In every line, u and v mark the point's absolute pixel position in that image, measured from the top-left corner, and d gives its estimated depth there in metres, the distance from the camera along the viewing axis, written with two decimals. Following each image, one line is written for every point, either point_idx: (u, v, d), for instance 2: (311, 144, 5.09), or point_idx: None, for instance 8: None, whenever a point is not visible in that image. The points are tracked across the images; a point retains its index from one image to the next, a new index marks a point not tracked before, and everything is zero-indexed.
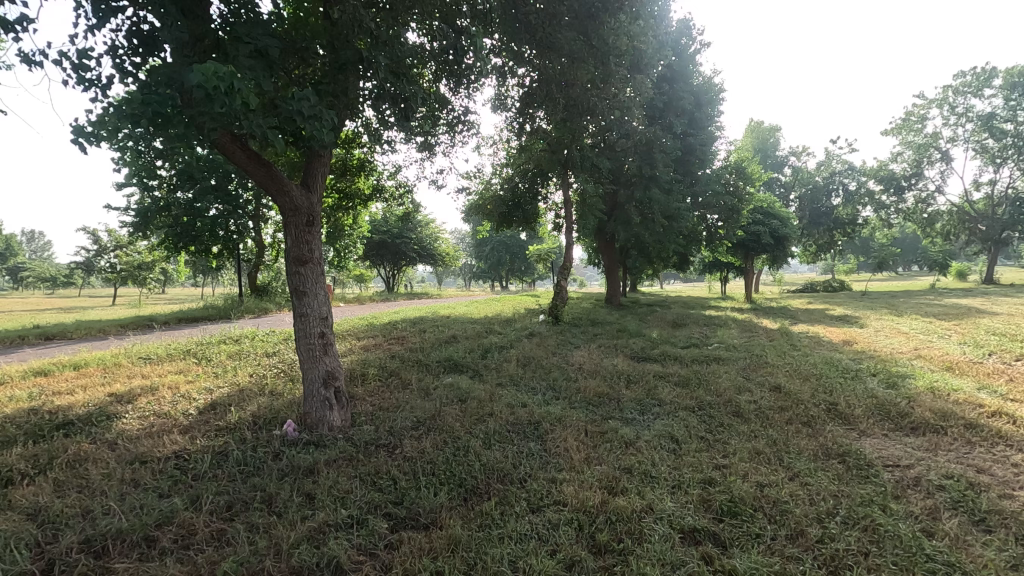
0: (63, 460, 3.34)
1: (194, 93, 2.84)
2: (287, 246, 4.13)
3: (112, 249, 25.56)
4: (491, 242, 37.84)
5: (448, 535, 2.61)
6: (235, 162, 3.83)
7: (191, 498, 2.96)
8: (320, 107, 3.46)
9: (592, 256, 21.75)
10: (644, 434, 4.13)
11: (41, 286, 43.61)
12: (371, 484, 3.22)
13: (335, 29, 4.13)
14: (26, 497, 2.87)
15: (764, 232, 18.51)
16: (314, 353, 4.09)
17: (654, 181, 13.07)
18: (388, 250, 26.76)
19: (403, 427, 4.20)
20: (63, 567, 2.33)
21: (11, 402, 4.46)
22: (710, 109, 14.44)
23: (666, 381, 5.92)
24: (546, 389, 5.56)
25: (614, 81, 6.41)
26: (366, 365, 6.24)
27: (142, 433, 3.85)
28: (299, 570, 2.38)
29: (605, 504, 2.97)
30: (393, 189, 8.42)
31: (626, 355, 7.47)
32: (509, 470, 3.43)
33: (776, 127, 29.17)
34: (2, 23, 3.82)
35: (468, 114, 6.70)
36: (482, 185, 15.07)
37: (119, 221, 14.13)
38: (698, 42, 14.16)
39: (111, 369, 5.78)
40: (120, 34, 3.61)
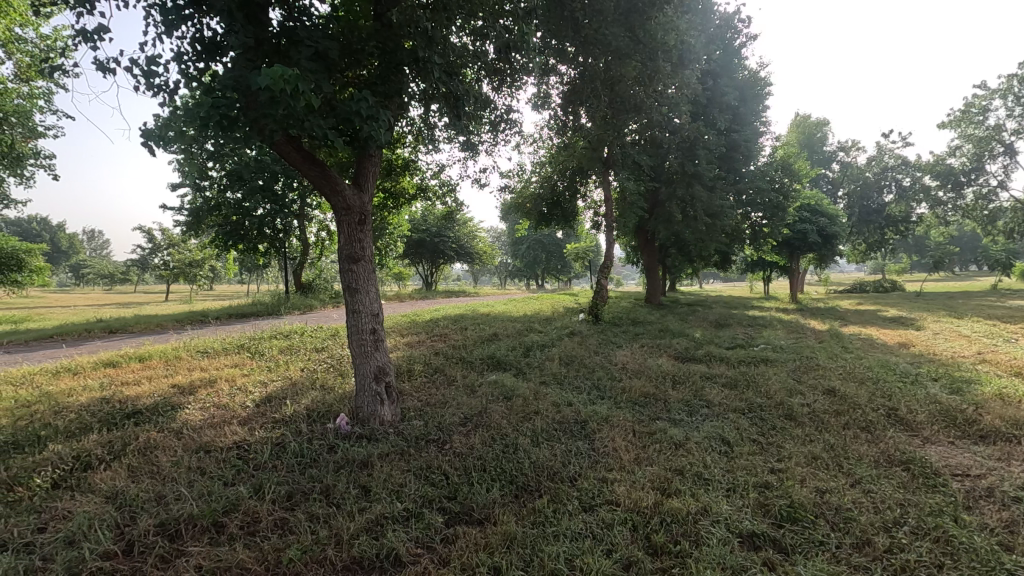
0: (135, 448, 3.52)
1: (262, 95, 2.94)
2: (340, 245, 4.24)
3: (165, 247, 26.95)
4: (527, 241, 37.92)
5: (503, 531, 2.64)
6: (290, 162, 3.96)
7: (255, 487, 3.08)
8: (377, 108, 3.55)
9: (631, 255, 21.50)
10: (694, 435, 4.06)
11: (100, 283, 46.28)
12: (424, 478, 3.27)
13: (387, 30, 4.18)
14: (105, 481, 3.04)
15: (811, 230, 17.92)
16: (366, 349, 4.18)
17: (697, 178, 12.84)
18: (427, 248, 27.12)
19: (452, 422, 4.25)
20: (142, 548, 2.45)
21: (83, 391, 4.74)
22: (755, 104, 14.09)
23: (714, 382, 5.82)
24: (592, 388, 5.52)
25: (661, 77, 6.32)
26: (411, 361, 6.35)
27: (205, 423, 4.03)
28: (360, 560, 2.44)
29: (659, 505, 2.93)
30: (436, 189, 8.52)
31: (670, 355, 7.36)
32: (559, 468, 3.43)
33: (823, 122, 28.20)
34: (80, 33, 4.04)
35: (511, 112, 6.71)
36: (522, 184, 15.10)
37: (174, 220, 14.84)
38: (744, 36, 13.86)
39: (173, 362, 6.06)
40: (183, 41, 3.75)
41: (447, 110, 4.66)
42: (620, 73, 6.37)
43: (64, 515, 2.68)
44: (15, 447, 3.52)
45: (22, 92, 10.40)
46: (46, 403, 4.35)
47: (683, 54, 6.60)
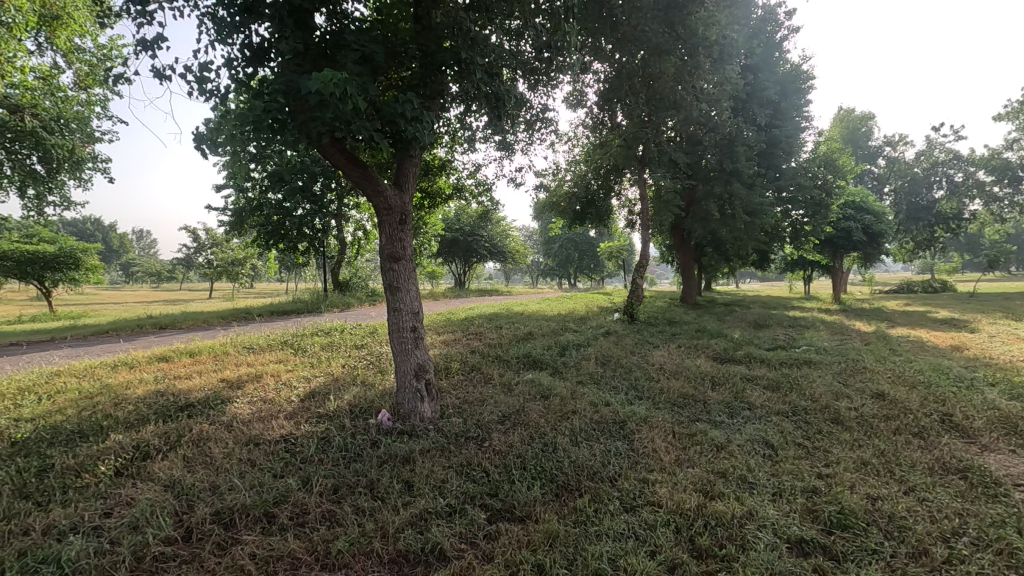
0: (189, 439, 3.67)
1: (312, 99, 3.02)
2: (381, 244, 4.32)
3: (210, 246, 27.92)
4: (560, 240, 37.78)
5: (545, 529, 2.65)
6: (334, 163, 4.07)
7: (303, 479, 3.17)
8: (421, 109, 3.61)
9: (666, 254, 21.18)
10: (736, 438, 3.99)
11: (149, 280, 48.27)
12: (466, 475, 3.31)
13: (428, 33, 4.25)
14: (164, 470, 3.19)
15: (856, 228, 17.28)
16: (406, 346, 4.25)
17: (736, 176, 12.58)
18: (460, 247, 27.33)
19: (491, 420, 4.29)
20: (199, 535, 2.57)
21: (140, 384, 4.98)
22: (797, 98, 13.85)
23: (755, 383, 5.69)
24: (629, 388, 5.48)
25: (702, 73, 6.21)
26: (449, 359, 6.44)
27: (254, 417, 4.18)
28: (405, 553, 2.49)
29: (702, 507, 2.89)
30: (472, 189, 8.59)
31: (708, 356, 7.23)
32: (599, 468, 3.41)
33: (868, 115, 27.15)
34: (139, 42, 4.23)
35: (547, 111, 6.69)
36: (555, 182, 15.07)
37: (219, 220, 15.42)
38: (785, 29, 13.49)
39: (221, 357, 6.30)
40: (233, 47, 3.87)
41: (488, 110, 4.70)
42: (658, 70, 6.30)
43: (128, 501, 2.83)
44: (82, 436, 3.73)
45: (80, 100, 10.93)
46: (107, 395, 4.59)
47: (724, 49, 6.47)
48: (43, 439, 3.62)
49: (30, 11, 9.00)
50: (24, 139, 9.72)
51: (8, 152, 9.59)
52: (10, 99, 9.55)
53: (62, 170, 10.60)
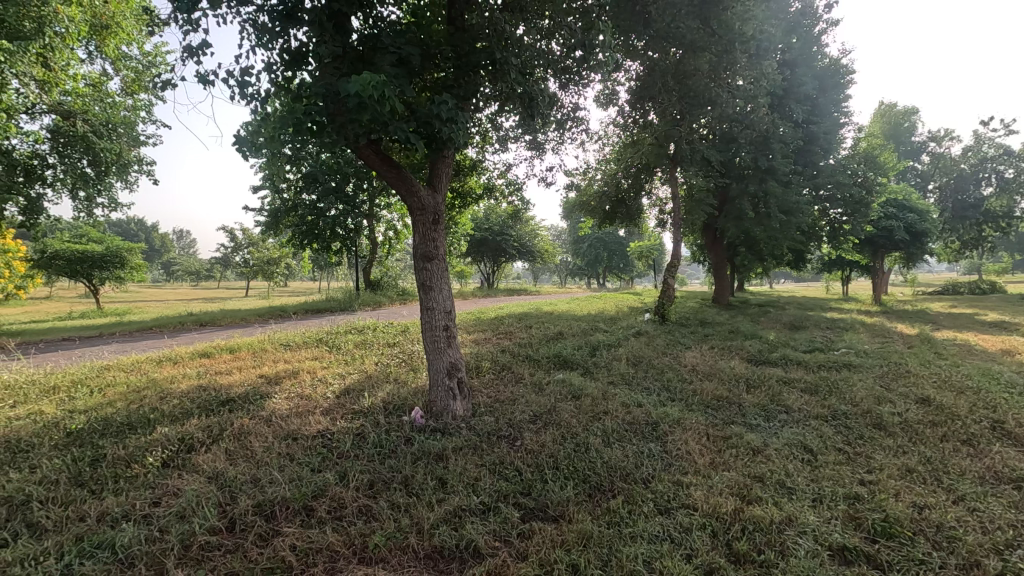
0: (231, 432, 3.79)
1: (351, 101, 3.09)
2: (415, 245, 4.37)
3: (246, 246, 28.69)
4: (589, 239, 37.53)
5: (579, 529, 2.65)
6: (370, 165, 4.15)
7: (340, 474, 3.24)
8: (456, 110, 3.65)
9: (698, 254, 20.83)
10: (773, 442, 3.90)
11: (188, 279, 49.86)
12: (499, 473, 3.33)
13: (462, 35, 4.28)
14: (208, 462, 3.30)
15: (898, 227, 16.66)
16: (439, 345, 4.30)
17: (771, 173, 12.30)
18: (490, 247, 27.43)
19: (523, 420, 4.30)
20: (242, 526, 2.65)
21: (183, 378, 5.17)
22: (836, 93, 13.54)
23: (792, 387, 5.55)
24: (662, 389, 5.41)
25: (738, 68, 6.09)
26: (479, 358, 6.47)
27: (291, 412, 4.29)
28: (440, 549, 2.53)
29: (739, 512, 2.84)
30: (503, 188, 8.61)
31: (742, 358, 7.08)
32: (632, 469, 3.39)
33: (912, 110, 26.17)
34: (185, 49, 4.38)
35: (578, 110, 6.65)
36: (585, 182, 15.00)
37: (256, 221, 15.87)
38: (823, 22, 13.13)
39: (260, 353, 6.48)
40: (273, 51, 3.98)
41: (520, 110, 4.72)
42: (693, 66, 6.20)
43: (174, 492, 2.94)
44: (130, 428, 3.88)
45: (127, 105, 11.39)
46: (153, 389, 4.78)
47: (760, 45, 6.33)
48: (96, 430, 3.79)
49: (82, 21, 9.43)
50: (75, 144, 10.19)
51: (60, 155, 10.10)
52: (63, 106, 10.03)
53: (110, 173, 11.05)
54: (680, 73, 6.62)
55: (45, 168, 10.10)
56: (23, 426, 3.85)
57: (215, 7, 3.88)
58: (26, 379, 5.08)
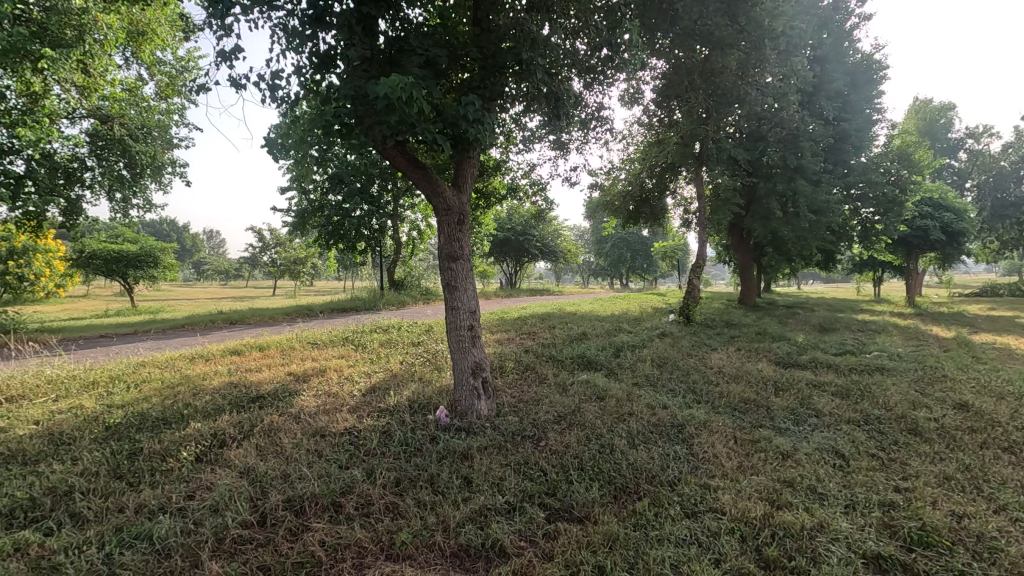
0: (262, 429, 3.87)
1: (379, 103, 3.12)
2: (440, 245, 4.40)
3: (274, 246, 29.28)
4: (612, 240, 37.29)
5: (605, 531, 2.63)
6: (397, 166, 4.20)
7: (367, 471, 3.28)
8: (482, 111, 3.68)
9: (724, 254, 20.53)
10: (803, 446, 3.82)
11: (218, 279, 51.06)
12: (524, 473, 3.33)
13: (488, 36, 4.29)
14: (240, 457, 3.38)
15: (934, 226, 16.15)
16: (464, 345, 4.32)
17: (800, 172, 12.05)
18: (512, 247, 27.48)
19: (547, 420, 4.29)
20: (273, 521, 2.70)
21: (215, 375, 5.30)
22: (869, 89, 13.21)
23: (822, 390, 5.43)
24: (687, 391, 5.35)
25: (767, 65, 5.98)
26: (503, 358, 6.49)
27: (319, 409, 4.36)
28: (466, 548, 2.54)
29: (769, 517, 2.79)
30: (527, 189, 8.62)
31: (770, 361, 6.95)
32: (658, 471, 3.36)
33: (948, 106, 25.36)
34: (219, 53, 4.50)
35: (602, 109, 6.61)
36: (609, 182, 14.91)
37: (283, 221, 16.19)
38: (856, 16, 12.81)
39: (288, 351, 6.61)
40: (302, 55, 4.05)
41: (546, 110, 4.74)
42: (720, 64, 6.11)
43: (208, 486, 3.02)
44: (165, 423, 4.00)
45: (161, 109, 11.71)
46: (187, 385, 4.92)
47: (790, 41, 6.21)
48: (133, 424, 3.92)
49: (119, 28, 9.73)
50: (113, 147, 10.54)
51: (99, 158, 10.45)
52: (102, 110, 10.38)
53: (145, 175, 11.39)
54: (707, 71, 6.55)
55: (84, 171, 10.46)
56: (65, 420, 4.00)
57: (248, 13, 3.97)
58: (67, 374, 5.27)
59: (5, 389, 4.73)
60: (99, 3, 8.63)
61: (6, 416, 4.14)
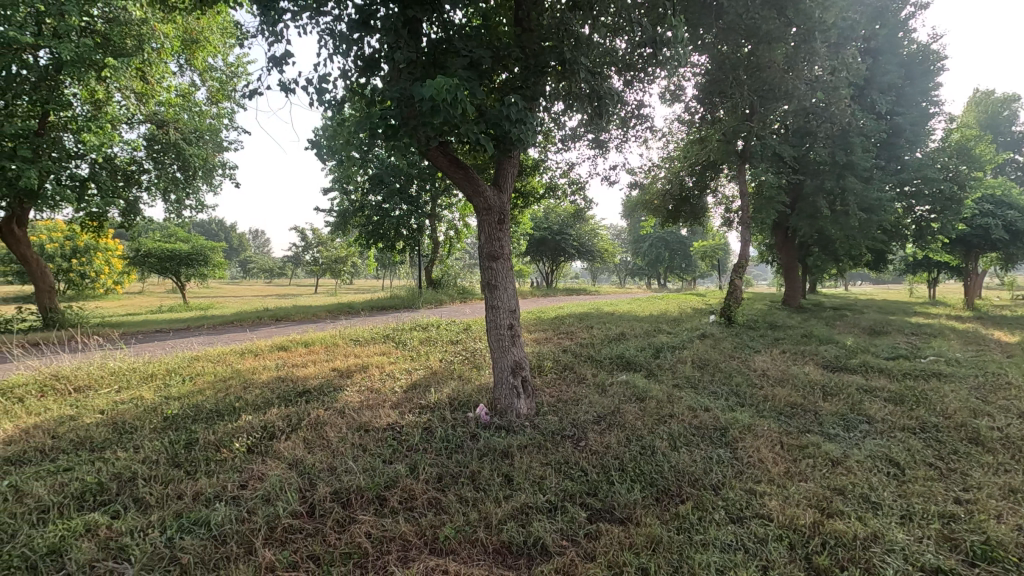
0: (308, 422, 4.00)
1: (425, 105, 3.18)
2: (481, 244, 4.43)
3: (316, 245, 30.09)
4: (650, 239, 36.76)
5: (648, 533, 2.61)
6: (439, 167, 4.29)
7: (410, 466, 3.34)
8: (525, 111, 3.70)
9: (767, 254, 19.97)
10: (854, 453, 3.68)
11: (262, 277, 52.92)
12: (564, 472, 3.34)
13: (530, 38, 4.31)
14: (289, 450, 3.49)
15: (996, 224, 15.27)
16: (504, 344, 4.34)
17: (850, 169, 11.59)
18: (549, 246, 27.43)
19: (586, 420, 4.27)
20: (322, 512, 2.79)
21: (264, 369, 5.50)
22: (925, 82, 12.62)
23: (874, 396, 5.22)
24: (730, 394, 5.23)
25: (817, 58, 5.77)
26: (542, 358, 6.50)
27: (362, 404, 4.47)
28: (508, 544, 2.57)
29: (819, 525, 2.71)
30: (566, 188, 8.59)
31: (817, 364, 6.72)
32: (700, 475, 3.30)
33: (1012, 97, 23.93)
34: (270, 58, 4.67)
35: (643, 107, 6.53)
36: (648, 180, 14.70)
37: (326, 221, 16.64)
38: (911, 5, 12.26)
39: (332, 348, 6.79)
40: (348, 59, 4.14)
41: (587, 110, 4.73)
42: (768, 58, 5.94)
43: (259, 476, 3.14)
44: (218, 415, 4.18)
45: (213, 113, 12.19)
46: (238, 379, 5.12)
47: (841, 33, 5.98)
48: (189, 415, 4.10)
49: (175, 37, 10.17)
50: (168, 151, 11.08)
51: (155, 161, 10.98)
52: (158, 116, 10.91)
53: (197, 177, 11.89)
54: (754, 66, 6.38)
55: (142, 173, 11.01)
56: (127, 410, 4.23)
57: (297, 19, 4.09)
58: (128, 366, 5.56)
59: (73, 379, 5.03)
60: (156, 14, 9.05)
61: (74, 405, 4.41)
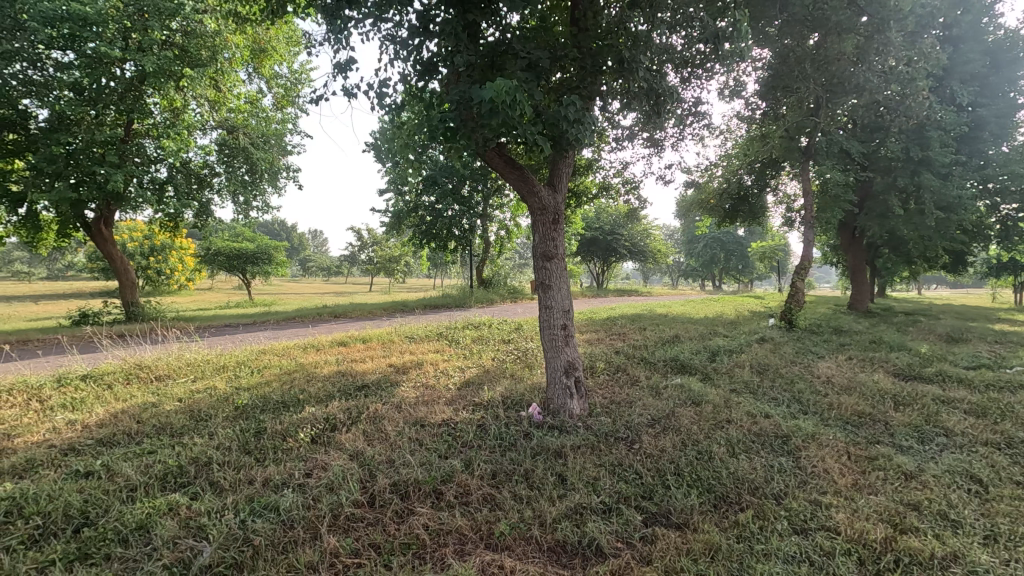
0: (366, 416, 4.14)
1: (484, 107, 3.25)
2: (535, 244, 4.45)
3: (372, 245, 31.05)
4: (705, 239, 35.80)
5: (706, 540, 2.55)
6: (495, 169, 4.35)
7: (465, 462, 3.41)
8: (583, 111, 3.71)
9: (831, 256, 19.02)
10: (930, 467, 3.47)
11: (320, 275, 55.21)
12: (618, 474, 3.31)
13: (587, 40, 4.31)
14: (350, 441, 3.63)
15: None
16: (557, 344, 4.35)
17: (927, 164, 10.88)
18: (600, 246, 27.19)
19: (640, 423, 4.22)
20: (382, 503, 2.88)
21: (325, 364, 5.74)
22: (1013, 70, 11.69)
23: (952, 407, 4.89)
24: (791, 401, 5.03)
25: (891, 49, 5.47)
26: (594, 359, 6.45)
27: (418, 400, 4.58)
28: (563, 543, 2.58)
29: (891, 541, 2.57)
30: (618, 188, 8.50)
31: (887, 372, 6.35)
32: (761, 483, 3.19)
33: None
34: (335, 65, 4.86)
35: (700, 104, 6.36)
36: (704, 179, 14.32)
37: (382, 221, 17.15)
38: None
39: (388, 344, 6.99)
40: (408, 63, 4.26)
41: (644, 108, 4.67)
42: (836, 50, 5.68)
43: (323, 466, 3.27)
44: (284, 405, 4.39)
45: (278, 119, 12.79)
46: (302, 372, 5.37)
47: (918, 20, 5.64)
48: (257, 406, 4.33)
49: (245, 47, 10.73)
50: (237, 155, 11.74)
51: (226, 165, 11.64)
52: (229, 122, 11.63)
53: (264, 179, 12.51)
54: (821, 58, 6.10)
55: (213, 176, 11.69)
56: (202, 399, 4.51)
57: (361, 26, 4.24)
58: (202, 357, 5.92)
59: (154, 368, 5.42)
60: (229, 26, 9.59)
61: (155, 393, 4.75)
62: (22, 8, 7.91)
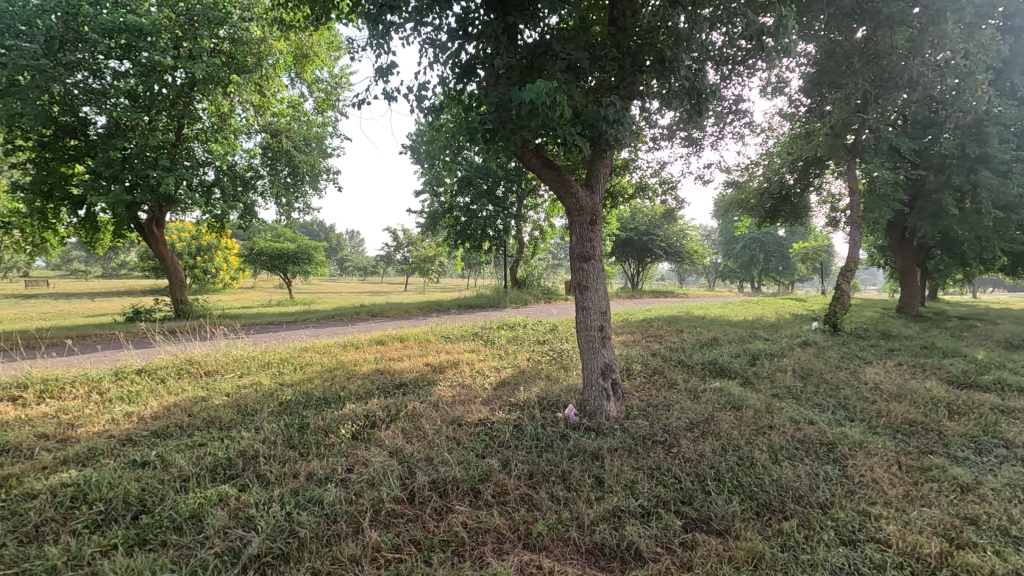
0: (404, 414, 4.20)
1: (523, 109, 3.26)
2: (573, 245, 4.43)
3: (408, 245, 31.51)
4: (744, 241, 35.02)
5: (749, 548, 2.50)
6: (533, 170, 4.36)
7: (502, 462, 3.42)
8: (622, 111, 3.68)
9: (879, 257, 18.27)
10: (988, 480, 3.30)
11: (357, 274, 56.42)
12: (656, 478, 3.27)
13: (625, 39, 4.28)
14: (389, 438, 3.70)
15: None
16: (594, 345, 4.32)
17: (984, 161, 10.34)
18: (636, 247, 26.87)
19: (679, 427, 4.15)
20: (420, 500, 2.92)
21: (364, 362, 5.86)
22: None
23: (1012, 417, 4.63)
24: (837, 407, 4.87)
25: (946, 41, 5.23)
26: (630, 361, 6.38)
27: (455, 399, 4.63)
28: (601, 546, 2.57)
29: (946, 556, 2.46)
30: (655, 188, 8.38)
31: (941, 379, 6.06)
32: (806, 492, 3.10)
33: None
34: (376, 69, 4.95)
35: (741, 102, 6.23)
36: (744, 178, 13.98)
37: (418, 222, 17.39)
38: None
39: (424, 343, 7.09)
40: (447, 66, 4.30)
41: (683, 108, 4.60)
42: (887, 42, 5.45)
43: (363, 462, 3.34)
44: (326, 402, 4.51)
45: (319, 123, 13.12)
46: (342, 369, 5.50)
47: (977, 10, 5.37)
48: (300, 401, 4.46)
49: (288, 53, 11.04)
50: (280, 158, 12.11)
51: (269, 168, 12.02)
52: (273, 126, 12.01)
53: (305, 182, 12.87)
54: (870, 52, 5.87)
55: (257, 179, 12.07)
56: (248, 394, 4.68)
57: (401, 30, 4.31)
58: (248, 354, 6.14)
59: (203, 364, 5.65)
60: (273, 33, 9.90)
61: (205, 387, 4.95)
62: (83, 21, 8.33)
